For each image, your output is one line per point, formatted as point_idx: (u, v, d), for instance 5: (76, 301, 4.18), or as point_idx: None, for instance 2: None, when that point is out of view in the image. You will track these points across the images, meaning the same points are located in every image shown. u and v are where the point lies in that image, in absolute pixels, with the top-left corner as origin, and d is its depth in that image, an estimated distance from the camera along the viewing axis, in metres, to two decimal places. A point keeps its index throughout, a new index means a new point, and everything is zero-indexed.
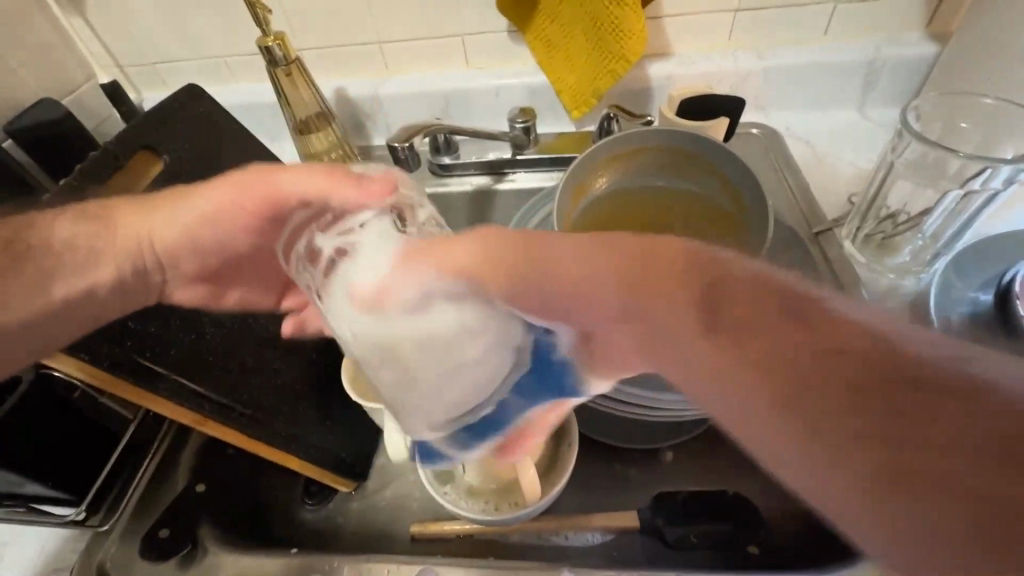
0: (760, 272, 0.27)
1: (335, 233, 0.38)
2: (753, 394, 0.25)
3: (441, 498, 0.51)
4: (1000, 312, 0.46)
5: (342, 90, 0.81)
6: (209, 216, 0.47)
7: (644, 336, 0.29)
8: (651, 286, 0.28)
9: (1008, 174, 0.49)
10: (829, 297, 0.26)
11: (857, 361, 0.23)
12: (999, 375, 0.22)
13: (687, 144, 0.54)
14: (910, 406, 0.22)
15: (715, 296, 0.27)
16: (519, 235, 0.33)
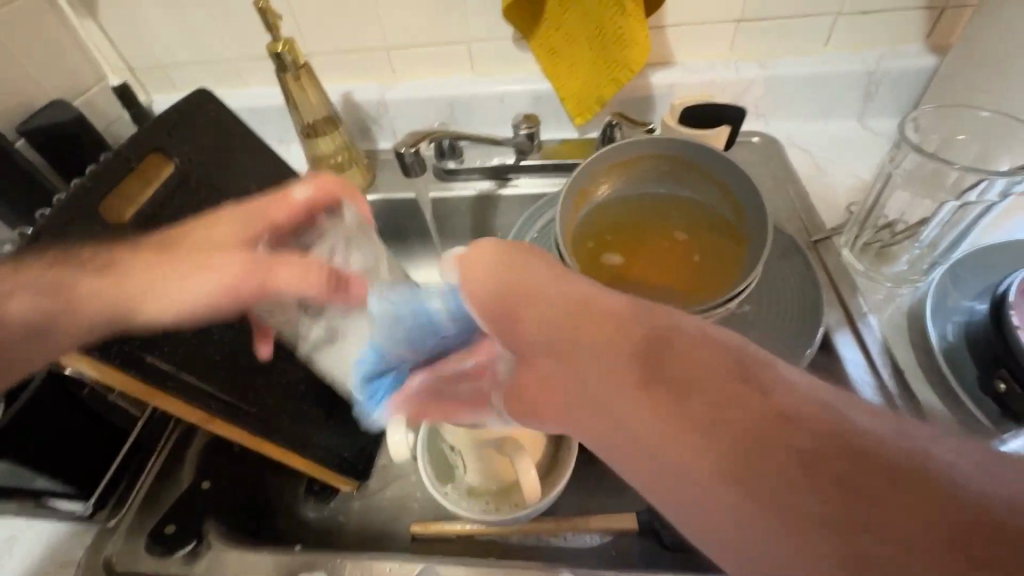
0: (704, 334, 0.29)
1: (303, 314, 0.46)
2: (697, 460, 0.26)
3: (442, 497, 0.53)
4: (995, 323, 0.45)
5: (349, 94, 0.82)
6: (193, 288, 0.43)
7: (596, 399, 0.30)
8: (602, 345, 0.30)
9: (1004, 186, 0.50)
10: (778, 367, 0.28)
11: (806, 434, 0.25)
12: (940, 458, 0.24)
13: (687, 152, 0.55)
14: (851, 480, 0.24)
15: (664, 362, 0.28)
16: (511, 269, 0.33)
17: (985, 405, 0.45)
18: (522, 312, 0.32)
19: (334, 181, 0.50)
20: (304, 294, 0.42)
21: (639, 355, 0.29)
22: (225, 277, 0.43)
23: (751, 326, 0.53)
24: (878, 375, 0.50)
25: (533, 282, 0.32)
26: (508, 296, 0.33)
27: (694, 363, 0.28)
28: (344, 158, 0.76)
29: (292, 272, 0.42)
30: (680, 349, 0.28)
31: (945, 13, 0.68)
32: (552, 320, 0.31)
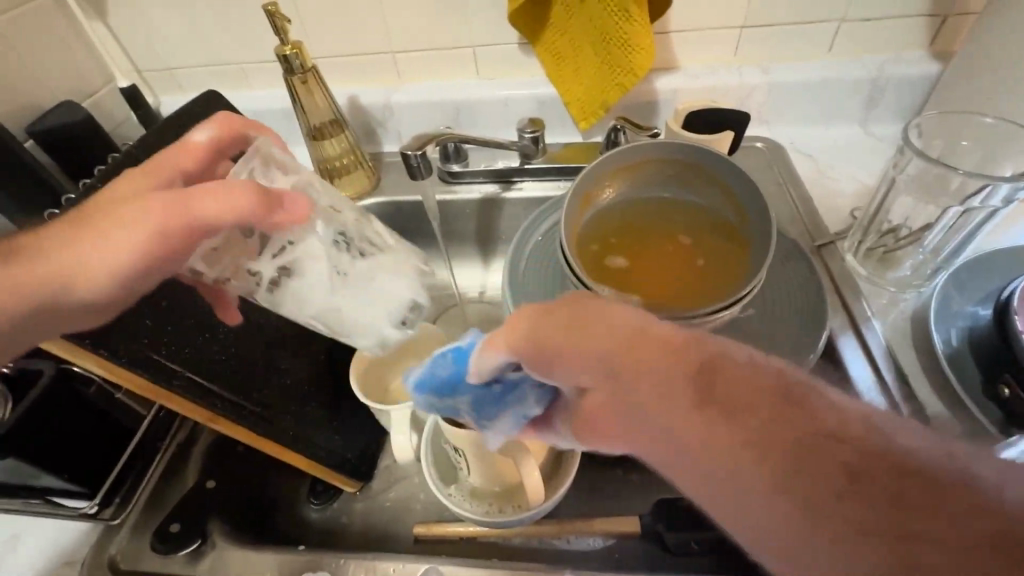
0: (749, 355, 0.29)
1: (258, 256, 0.38)
2: (741, 472, 0.27)
3: (446, 499, 0.53)
4: (998, 328, 0.45)
5: (355, 97, 0.82)
6: (114, 244, 0.38)
7: (633, 408, 0.31)
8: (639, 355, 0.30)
9: (1008, 192, 0.50)
10: (821, 386, 0.29)
11: (853, 451, 0.26)
12: (998, 483, 0.24)
13: (690, 155, 0.55)
14: (904, 499, 0.24)
15: (706, 374, 0.29)
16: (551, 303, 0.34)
17: (989, 409, 0.45)
18: (575, 339, 0.32)
19: (235, 120, 0.47)
20: (234, 219, 0.36)
21: (693, 373, 0.29)
22: (145, 219, 0.37)
23: (754, 330, 0.53)
24: (881, 378, 0.50)
25: (583, 307, 0.32)
26: (564, 336, 0.32)
27: (743, 382, 0.28)
28: (349, 160, 0.76)
29: (208, 197, 0.36)
30: (731, 367, 0.29)
31: (948, 20, 0.68)
32: (599, 343, 0.31)
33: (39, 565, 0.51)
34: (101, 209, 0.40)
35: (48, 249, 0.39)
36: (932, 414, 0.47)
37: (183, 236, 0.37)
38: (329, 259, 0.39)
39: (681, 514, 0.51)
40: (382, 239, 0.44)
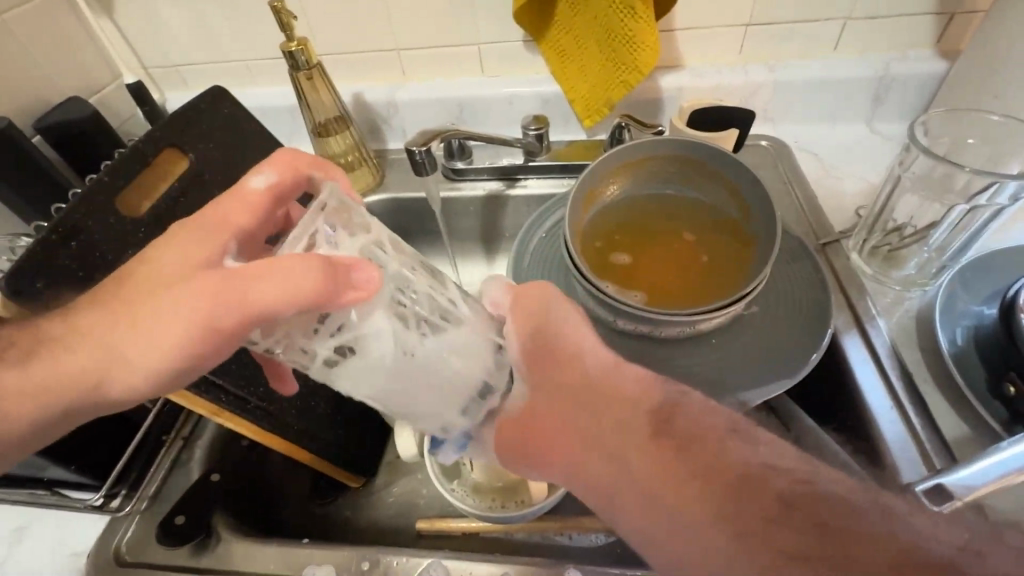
0: (706, 403, 0.37)
1: (316, 333, 0.31)
2: (687, 497, 0.33)
3: (448, 494, 0.53)
4: (1004, 325, 0.45)
5: (360, 95, 0.82)
6: (165, 327, 0.35)
7: (603, 442, 0.37)
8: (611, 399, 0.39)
9: (1014, 190, 0.50)
10: (775, 438, 0.35)
11: (784, 484, 0.31)
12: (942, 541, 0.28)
13: (695, 153, 0.55)
14: (834, 528, 0.29)
15: (663, 413, 0.37)
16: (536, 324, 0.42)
17: (994, 408, 0.45)
18: (554, 354, 0.42)
19: (297, 158, 0.44)
20: (295, 305, 0.29)
21: (659, 411, 0.37)
22: (202, 299, 0.33)
23: (758, 329, 0.53)
24: (886, 376, 0.50)
25: (559, 330, 0.43)
26: (542, 340, 0.42)
27: (705, 422, 0.36)
28: (354, 157, 0.76)
29: (267, 280, 0.30)
30: (694, 408, 0.37)
31: (955, 18, 0.68)
32: (574, 373, 0.41)
33: (43, 556, 0.51)
34: (146, 286, 0.36)
35: (91, 332, 0.36)
36: (937, 413, 0.47)
37: (238, 325, 0.32)
38: (398, 338, 0.31)
39: None
40: (450, 313, 0.35)
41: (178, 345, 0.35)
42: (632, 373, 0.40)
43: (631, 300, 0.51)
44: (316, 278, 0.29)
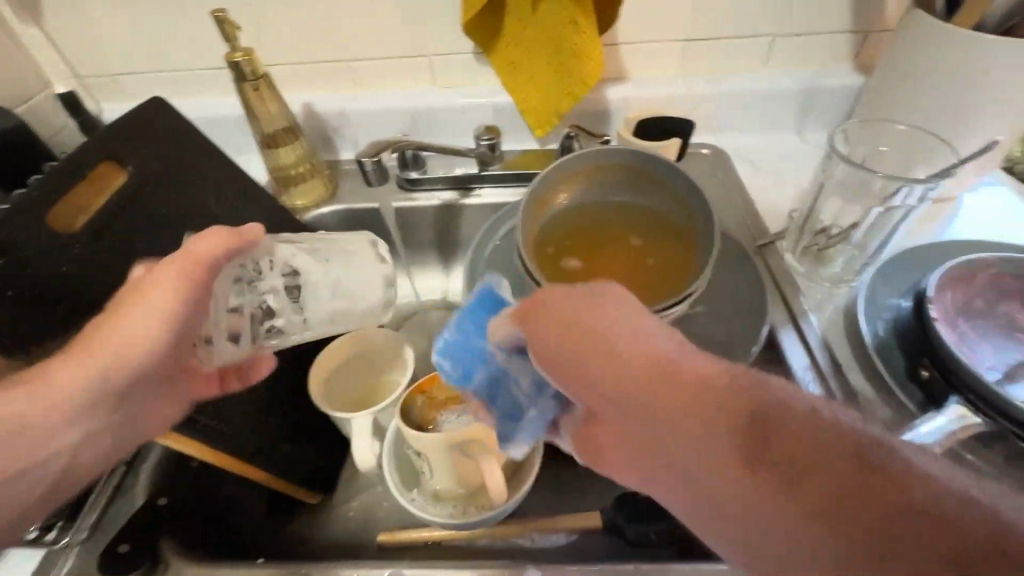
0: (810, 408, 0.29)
1: (263, 274, 0.46)
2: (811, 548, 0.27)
3: (409, 504, 0.53)
4: (918, 316, 0.50)
5: (309, 104, 0.81)
6: (136, 338, 0.42)
7: (668, 453, 0.31)
8: (678, 404, 0.31)
9: (921, 192, 0.55)
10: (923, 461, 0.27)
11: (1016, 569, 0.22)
12: None
13: (638, 161, 0.58)
14: None
15: (761, 429, 0.29)
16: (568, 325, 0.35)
17: (912, 392, 0.48)
18: (595, 362, 0.34)
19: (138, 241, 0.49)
20: (222, 256, 0.43)
21: (749, 432, 0.29)
22: (172, 309, 0.42)
23: (702, 326, 0.56)
24: (817, 366, 0.53)
25: (595, 326, 0.35)
26: (570, 343, 0.35)
27: (814, 445, 0.28)
28: (305, 167, 0.76)
29: (186, 262, 0.42)
30: (795, 420, 0.29)
31: (869, 36, 0.74)
32: (630, 381, 0.32)
33: None
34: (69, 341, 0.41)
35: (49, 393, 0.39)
36: (863, 399, 0.50)
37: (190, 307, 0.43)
38: (335, 277, 0.48)
39: (639, 505, 0.53)
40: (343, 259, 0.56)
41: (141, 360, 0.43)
42: (704, 382, 0.31)
43: None
44: (231, 236, 0.44)
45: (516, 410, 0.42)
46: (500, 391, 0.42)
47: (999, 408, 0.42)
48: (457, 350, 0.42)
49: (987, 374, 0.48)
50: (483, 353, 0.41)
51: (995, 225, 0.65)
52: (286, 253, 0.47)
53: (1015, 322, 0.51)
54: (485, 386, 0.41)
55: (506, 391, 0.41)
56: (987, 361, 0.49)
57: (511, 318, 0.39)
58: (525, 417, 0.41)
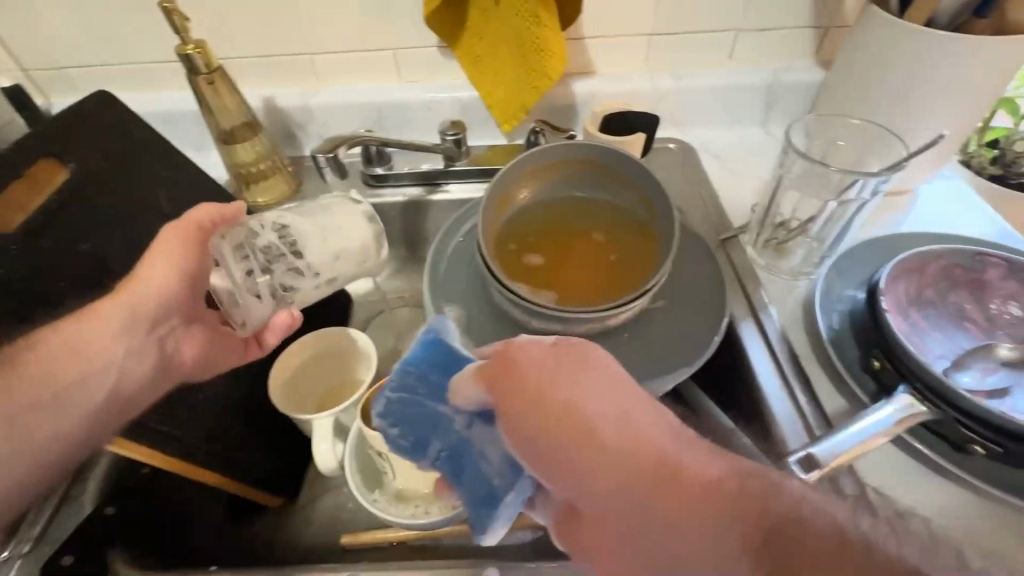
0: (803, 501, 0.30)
1: (258, 233, 0.52)
2: None
3: (370, 505, 0.52)
4: (870, 308, 0.51)
5: (271, 98, 0.80)
6: (157, 289, 0.50)
7: (664, 548, 0.31)
8: (673, 498, 0.31)
9: (874, 185, 0.56)
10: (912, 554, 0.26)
11: None
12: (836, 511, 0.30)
13: (599, 157, 0.58)
14: None
15: (760, 528, 0.29)
16: (560, 407, 0.35)
17: (865, 383, 0.49)
18: (583, 447, 0.34)
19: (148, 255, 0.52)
20: (207, 217, 0.51)
21: (759, 541, 0.28)
22: (185, 263, 0.51)
23: (663, 321, 0.56)
24: (776, 359, 0.53)
25: (579, 407, 0.35)
26: (549, 422, 0.35)
27: (817, 553, 0.27)
28: (266, 164, 0.74)
29: (180, 230, 0.50)
30: (810, 529, 0.28)
31: (829, 31, 0.75)
32: (620, 473, 0.33)
33: None
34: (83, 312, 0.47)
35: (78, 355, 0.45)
36: (818, 389, 0.51)
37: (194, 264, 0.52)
38: (318, 230, 0.55)
39: None
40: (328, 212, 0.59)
41: (156, 313, 0.50)
42: (704, 481, 0.31)
43: (542, 299, 0.53)
44: (211, 207, 0.52)
45: (485, 488, 0.41)
46: (464, 462, 0.42)
47: (944, 396, 0.43)
48: (413, 416, 0.43)
49: (935, 362, 0.49)
50: (436, 415, 0.42)
51: (950, 217, 0.67)
52: (268, 219, 0.53)
53: (965, 311, 0.52)
54: (446, 457, 0.42)
55: (470, 465, 0.41)
56: (936, 350, 0.50)
57: (480, 379, 0.39)
58: (495, 498, 0.40)
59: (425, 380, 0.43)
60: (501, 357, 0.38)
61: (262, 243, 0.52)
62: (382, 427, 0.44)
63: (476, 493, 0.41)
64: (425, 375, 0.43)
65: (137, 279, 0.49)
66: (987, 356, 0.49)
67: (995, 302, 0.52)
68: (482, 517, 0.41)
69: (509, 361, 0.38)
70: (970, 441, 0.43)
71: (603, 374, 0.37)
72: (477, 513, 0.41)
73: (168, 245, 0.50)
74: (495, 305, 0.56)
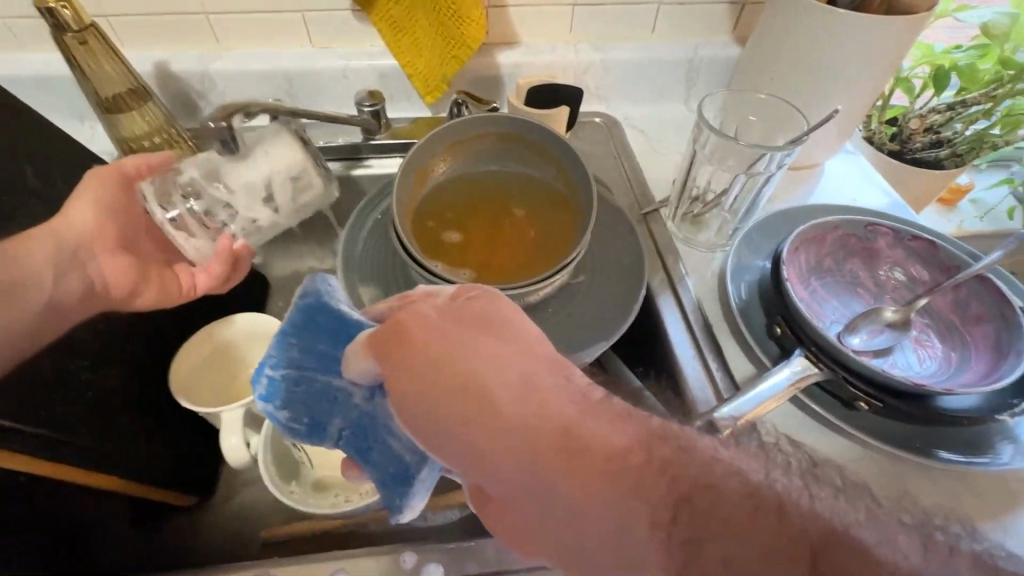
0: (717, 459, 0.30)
1: (185, 172, 0.51)
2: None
3: (286, 497, 0.50)
4: (775, 276, 0.53)
5: (164, 63, 0.72)
6: (84, 229, 0.52)
7: (575, 518, 0.31)
8: (578, 467, 0.31)
9: (779, 159, 0.59)
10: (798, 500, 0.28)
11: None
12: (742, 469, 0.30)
13: (513, 128, 0.57)
14: None
15: (670, 497, 0.29)
16: (461, 382, 0.35)
17: (769, 347, 0.51)
18: (484, 423, 0.33)
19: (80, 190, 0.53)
20: (137, 163, 0.52)
21: (668, 514, 0.29)
22: (113, 203, 0.53)
23: (584, 296, 0.56)
24: (691, 329, 0.55)
25: (479, 378, 0.35)
26: (453, 393, 0.34)
27: (725, 520, 0.28)
28: (163, 138, 0.66)
29: (110, 174, 0.52)
30: (721, 497, 0.29)
31: (745, 8, 0.76)
32: (527, 446, 0.32)
33: None
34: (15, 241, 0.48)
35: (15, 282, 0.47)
36: (729, 356, 0.53)
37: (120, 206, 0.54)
38: (250, 157, 0.52)
39: None
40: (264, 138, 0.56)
41: (87, 249, 0.53)
42: (610, 450, 0.31)
43: (459, 278, 0.51)
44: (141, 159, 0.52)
45: (397, 467, 0.42)
46: (369, 439, 0.42)
47: (834, 357, 0.47)
48: (306, 393, 0.43)
49: (829, 326, 0.52)
50: (329, 386, 0.43)
51: (850, 190, 0.71)
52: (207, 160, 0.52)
53: (858, 278, 0.56)
54: (350, 434, 0.43)
55: (376, 440, 0.42)
56: (831, 315, 0.53)
57: (371, 352, 0.38)
58: (410, 476, 0.41)
59: (310, 352, 0.43)
60: (395, 327, 0.37)
61: (192, 179, 0.51)
62: (269, 412, 0.44)
63: (388, 470, 0.42)
64: (310, 345, 0.43)
65: (68, 212, 0.52)
66: (876, 318, 0.52)
67: (884, 268, 0.56)
68: (396, 494, 0.42)
69: (407, 341, 0.37)
70: (856, 398, 0.47)
71: (501, 341, 0.37)
72: (390, 490, 0.42)
73: (96, 185, 0.52)
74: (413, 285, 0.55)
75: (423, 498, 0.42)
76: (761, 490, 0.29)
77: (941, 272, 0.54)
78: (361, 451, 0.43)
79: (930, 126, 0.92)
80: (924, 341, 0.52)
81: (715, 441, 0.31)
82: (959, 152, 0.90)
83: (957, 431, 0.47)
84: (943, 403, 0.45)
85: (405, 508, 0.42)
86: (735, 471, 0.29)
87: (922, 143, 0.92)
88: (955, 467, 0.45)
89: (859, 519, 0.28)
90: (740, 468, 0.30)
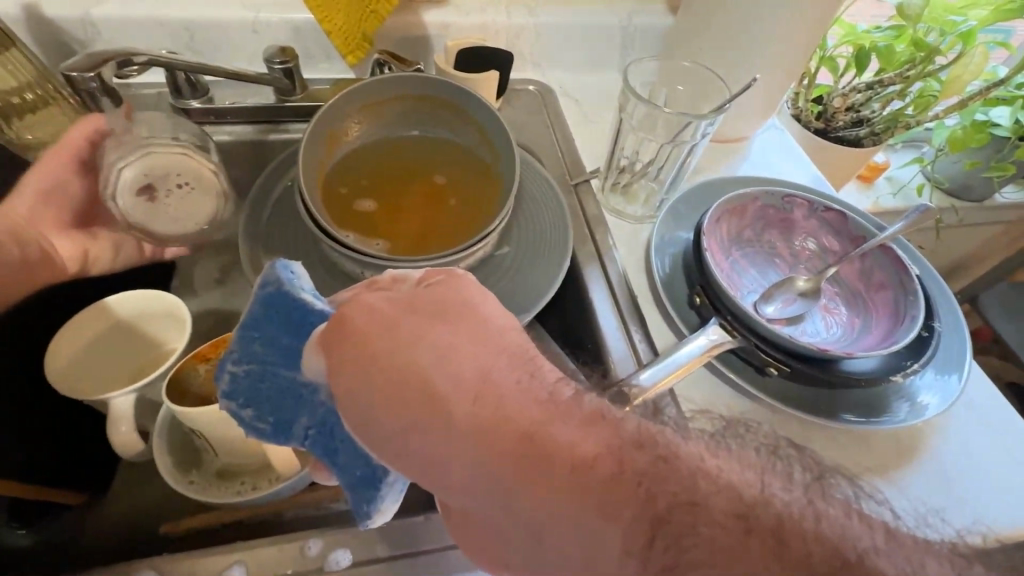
0: (662, 457, 0.30)
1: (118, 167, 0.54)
2: None
3: (182, 486, 0.47)
4: (695, 245, 0.54)
5: (33, 6, 0.62)
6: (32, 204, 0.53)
7: (531, 525, 0.30)
8: (541, 476, 0.30)
9: (704, 128, 0.59)
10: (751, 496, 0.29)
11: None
12: (687, 461, 0.30)
13: (430, 89, 0.53)
14: None
15: (620, 498, 0.29)
16: (420, 385, 0.32)
17: (689, 316, 0.52)
18: (439, 428, 0.31)
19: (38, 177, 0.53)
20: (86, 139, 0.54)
21: (646, 536, 0.29)
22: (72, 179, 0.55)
23: (510, 267, 0.55)
24: (615, 300, 0.54)
25: (427, 376, 0.32)
26: (411, 398, 0.32)
27: (711, 543, 0.28)
28: (39, 93, 0.58)
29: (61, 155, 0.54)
30: (707, 514, 0.29)
31: None
32: (480, 450, 0.30)
33: None
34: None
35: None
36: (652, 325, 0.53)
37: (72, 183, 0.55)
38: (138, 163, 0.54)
39: None
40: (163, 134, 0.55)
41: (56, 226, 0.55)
42: (576, 457, 0.30)
43: (371, 248, 0.49)
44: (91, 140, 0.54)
45: (364, 469, 0.39)
46: (336, 439, 0.39)
47: (746, 324, 0.49)
48: (270, 389, 0.40)
49: (746, 295, 0.54)
50: (294, 383, 0.40)
51: (775, 165, 0.72)
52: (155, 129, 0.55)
53: (776, 248, 0.57)
54: (316, 433, 0.40)
55: (342, 441, 0.39)
56: (749, 285, 0.55)
57: (321, 350, 0.35)
58: (378, 479, 0.38)
59: (273, 346, 0.39)
60: (339, 322, 0.34)
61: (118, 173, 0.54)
62: (233, 410, 0.42)
63: (358, 472, 0.39)
64: (272, 339, 0.39)
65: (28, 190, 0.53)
66: (790, 288, 0.54)
67: (799, 238, 0.58)
68: (365, 498, 0.38)
69: (366, 338, 0.33)
70: (767, 363, 0.48)
71: (468, 333, 0.34)
72: (358, 493, 0.39)
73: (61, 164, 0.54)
74: (328, 261, 0.52)
75: (395, 502, 0.39)
76: (756, 508, 0.29)
77: (849, 242, 0.56)
78: (328, 452, 0.40)
79: (851, 105, 0.95)
80: (832, 308, 0.54)
81: (674, 442, 0.31)
82: (876, 132, 0.94)
83: (862, 395, 0.50)
84: (847, 367, 0.47)
85: (374, 514, 0.38)
86: (725, 488, 0.30)
87: (845, 122, 0.95)
88: (856, 427, 0.47)
89: (878, 543, 0.29)
90: (733, 482, 0.30)
